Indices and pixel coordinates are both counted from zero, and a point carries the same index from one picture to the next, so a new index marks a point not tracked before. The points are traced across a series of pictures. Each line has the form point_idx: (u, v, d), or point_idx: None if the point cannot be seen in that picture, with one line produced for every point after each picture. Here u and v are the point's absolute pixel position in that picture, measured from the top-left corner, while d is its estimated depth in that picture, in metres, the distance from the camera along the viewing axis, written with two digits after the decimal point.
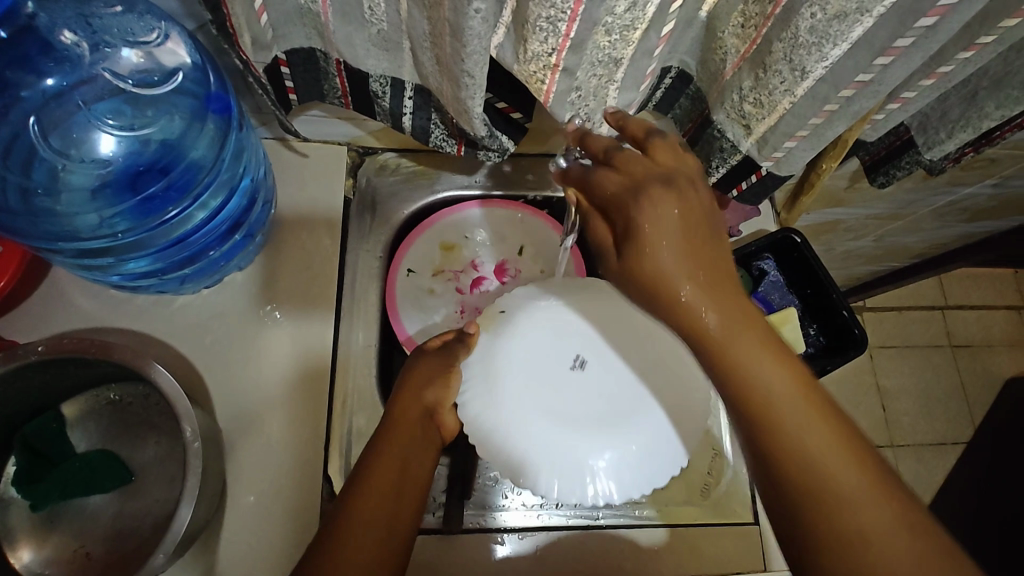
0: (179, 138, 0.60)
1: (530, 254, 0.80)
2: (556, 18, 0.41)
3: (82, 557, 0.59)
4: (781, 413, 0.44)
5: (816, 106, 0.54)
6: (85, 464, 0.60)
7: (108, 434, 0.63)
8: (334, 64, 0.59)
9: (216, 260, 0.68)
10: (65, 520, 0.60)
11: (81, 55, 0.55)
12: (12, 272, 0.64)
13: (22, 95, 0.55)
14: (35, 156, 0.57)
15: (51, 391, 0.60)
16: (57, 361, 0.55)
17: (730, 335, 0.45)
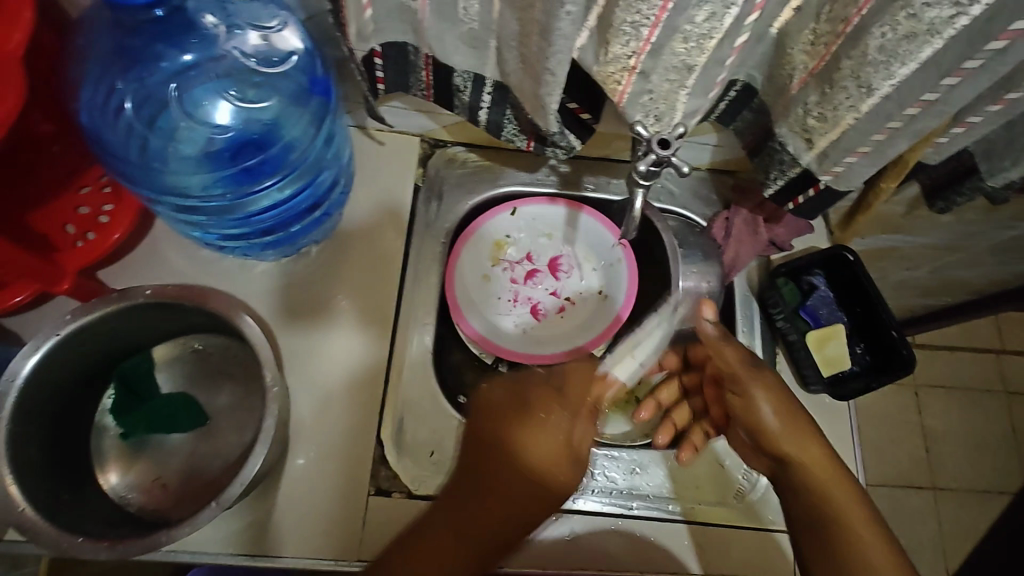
0: (281, 118, 0.66)
1: (583, 251, 0.85)
2: (640, 23, 0.46)
3: (159, 486, 0.65)
4: (855, 543, 0.56)
5: (879, 123, 0.56)
6: (166, 404, 0.67)
7: (190, 379, 0.69)
8: (423, 58, 0.64)
9: (296, 233, 0.75)
10: (149, 451, 0.66)
11: (215, 37, 0.62)
12: (125, 226, 0.72)
13: (162, 64, 0.62)
14: (160, 118, 0.64)
15: (148, 333, 0.67)
16: (161, 304, 0.62)
17: (835, 481, 0.60)
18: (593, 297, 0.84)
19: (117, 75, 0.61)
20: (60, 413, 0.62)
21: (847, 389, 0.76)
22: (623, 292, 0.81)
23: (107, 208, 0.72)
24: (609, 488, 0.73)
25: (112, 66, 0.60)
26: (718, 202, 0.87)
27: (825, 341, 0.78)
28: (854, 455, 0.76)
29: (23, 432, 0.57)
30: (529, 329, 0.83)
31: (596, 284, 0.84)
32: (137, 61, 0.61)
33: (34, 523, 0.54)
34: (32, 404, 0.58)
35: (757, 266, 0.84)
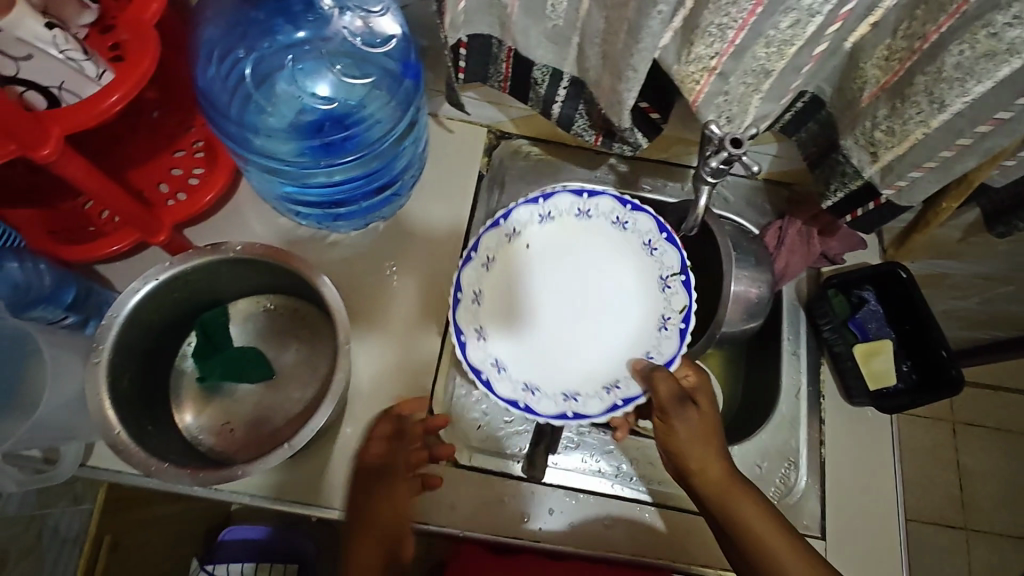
0: (367, 98, 0.71)
1: None
2: (727, 25, 0.49)
3: (227, 430, 0.70)
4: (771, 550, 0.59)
5: (948, 139, 0.57)
6: (237, 354, 0.71)
7: (258, 335, 0.74)
8: (505, 51, 0.68)
9: (365, 209, 0.80)
10: (221, 397, 0.72)
11: (329, 17, 0.69)
12: (217, 189, 0.77)
13: (277, 37, 0.69)
14: (265, 83, 0.70)
15: (226, 288, 0.71)
16: (246, 259, 0.66)
17: (739, 495, 0.62)
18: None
19: (240, 44, 0.68)
20: (147, 353, 0.67)
21: (892, 404, 0.76)
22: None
23: (197, 172, 0.78)
24: (632, 474, 0.76)
25: (234, 33, 0.67)
26: (771, 212, 0.89)
27: (872, 354, 0.79)
28: (893, 471, 0.77)
29: (120, 364, 0.62)
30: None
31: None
32: (260, 35, 0.69)
33: (126, 446, 0.58)
34: (125, 340, 0.62)
35: (807, 277, 0.86)
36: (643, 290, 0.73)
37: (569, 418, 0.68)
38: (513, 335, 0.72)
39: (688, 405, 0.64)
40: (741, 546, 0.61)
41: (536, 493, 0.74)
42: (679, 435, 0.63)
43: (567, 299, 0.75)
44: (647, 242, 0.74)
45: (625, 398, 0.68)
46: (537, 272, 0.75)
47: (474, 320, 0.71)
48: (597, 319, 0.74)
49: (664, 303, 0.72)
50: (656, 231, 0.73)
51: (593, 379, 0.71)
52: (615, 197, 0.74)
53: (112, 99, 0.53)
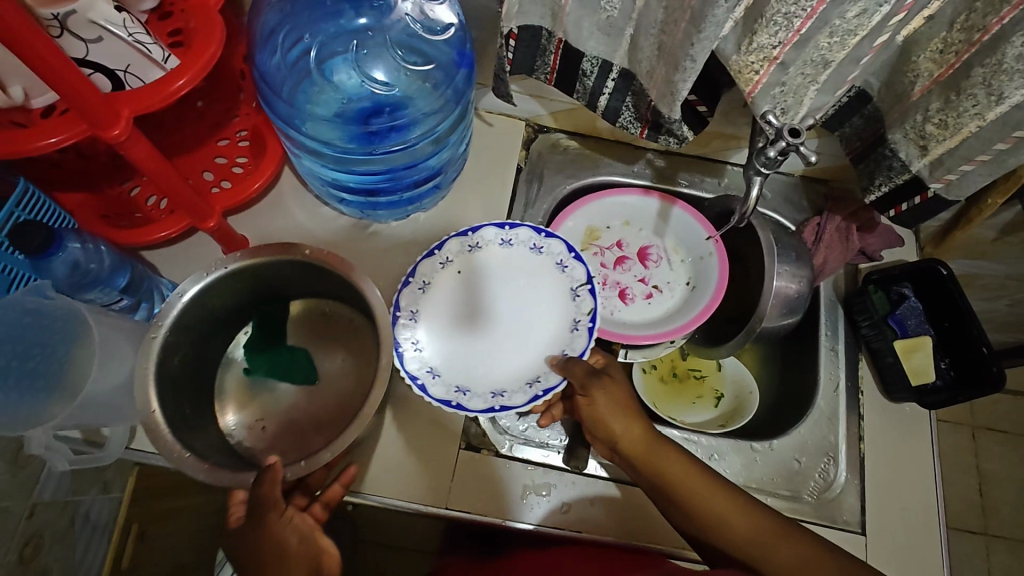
0: (417, 92, 0.72)
1: (673, 243, 0.88)
2: (794, 14, 0.49)
3: (258, 428, 0.70)
4: (702, 502, 0.58)
5: (1004, 131, 0.57)
6: (289, 354, 0.73)
7: (308, 337, 0.74)
8: (555, 43, 0.69)
9: (401, 201, 0.80)
10: (261, 394, 0.71)
11: (393, 5, 0.70)
12: (266, 176, 0.77)
13: (341, 22, 0.71)
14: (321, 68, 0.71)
15: (287, 288, 0.71)
16: (311, 265, 0.66)
17: (663, 454, 0.61)
18: (681, 289, 0.86)
19: (304, 26, 0.70)
20: (202, 339, 0.66)
21: (933, 399, 0.76)
22: (711, 283, 0.83)
23: (240, 160, 0.79)
24: None
25: (296, 17, 0.69)
26: (807, 208, 0.89)
27: (912, 351, 0.77)
28: (932, 469, 0.76)
29: (173, 343, 0.61)
30: (612, 311, 0.85)
31: (683, 276, 0.86)
32: (325, 19, 0.70)
33: (158, 428, 0.57)
34: (184, 324, 0.62)
35: (845, 273, 0.86)
36: (555, 305, 0.73)
37: (498, 409, 0.66)
38: (443, 348, 0.71)
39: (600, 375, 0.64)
40: (672, 501, 0.60)
41: (579, 485, 0.73)
42: (595, 404, 0.63)
43: (491, 314, 0.74)
44: (561, 258, 0.74)
45: (545, 387, 0.67)
46: (460, 283, 0.74)
47: (410, 332, 0.71)
48: (517, 327, 0.73)
49: (574, 309, 0.73)
50: (566, 252, 0.74)
51: (516, 377, 0.70)
52: (531, 226, 0.75)
53: (178, 83, 0.54)
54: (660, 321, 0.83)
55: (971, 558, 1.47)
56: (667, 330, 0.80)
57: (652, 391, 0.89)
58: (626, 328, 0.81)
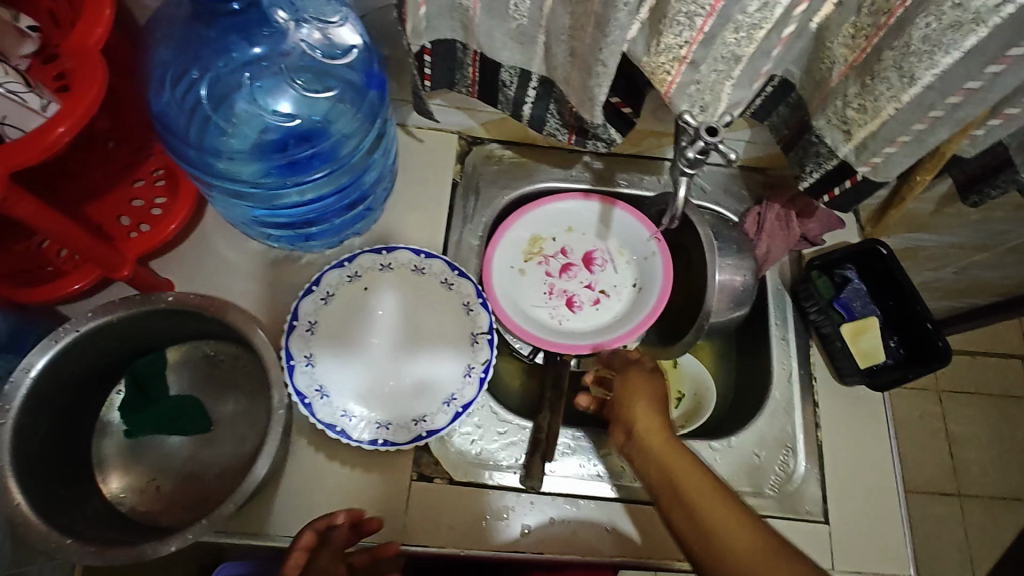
0: (334, 117, 0.68)
1: (615, 246, 0.87)
2: (695, 13, 0.47)
3: (152, 488, 0.65)
4: (694, 497, 0.56)
5: (920, 112, 0.57)
6: (174, 406, 0.68)
7: (196, 383, 0.71)
8: (471, 55, 0.67)
9: (337, 225, 0.78)
10: (149, 452, 0.67)
11: (287, 30, 0.64)
12: (182, 218, 0.74)
13: (233, 54, 0.65)
14: (225, 105, 0.66)
15: (162, 336, 0.68)
16: (181, 311, 0.63)
17: (673, 447, 0.61)
18: (627, 291, 0.86)
19: (192, 62, 0.64)
20: (66, 408, 0.63)
21: (885, 380, 0.76)
22: (656, 284, 0.83)
23: (159, 201, 0.75)
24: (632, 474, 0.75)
25: (185, 53, 0.63)
26: (748, 198, 0.89)
27: (860, 333, 0.78)
28: (890, 449, 0.76)
29: (31, 421, 0.58)
30: (563, 320, 0.84)
31: (628, 278, 0.86)
32: (212, 52, 0.64)
33: (27, 519, 0.54)
34: (40, 398, 0.58)
35: (789, 261, 0.86)
36: (454, 342, 0.76)
37: (379, 444, 0.69)
38: (336, 359, 0.73)
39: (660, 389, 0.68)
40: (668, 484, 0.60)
41: (538, 504, 0.71)
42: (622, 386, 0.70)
43: (395, 334, 0.76)
44: (468, 300, 0.77)
45: (430, 428, 0.71)
46: (365, 308, 0.76)
47: (306, 342, 0.73)
48: (413, 359, 0.75)
49: (470, 354, 0.75)
50: (475, 296, 0.77)
51: (404, 412, 0.72)
52: (446, 261, 0.78)
53: (58, 131, 0.50)
54: (610, 325, 0.82)
55: (946, 520, 1.49)
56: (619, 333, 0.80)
57: None
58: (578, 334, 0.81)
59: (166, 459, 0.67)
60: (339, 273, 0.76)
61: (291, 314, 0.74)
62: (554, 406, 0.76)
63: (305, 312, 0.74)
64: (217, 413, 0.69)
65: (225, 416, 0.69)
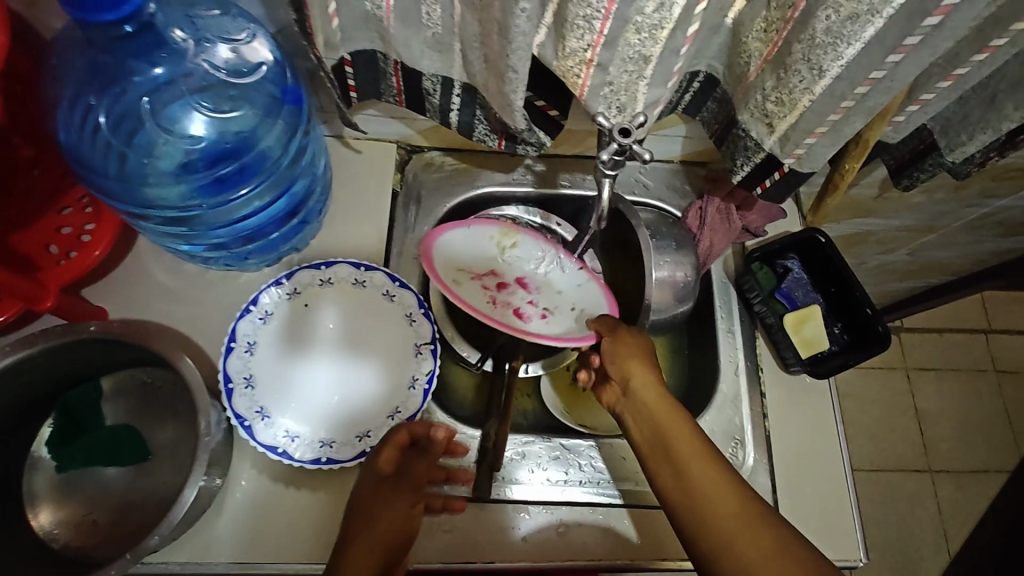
0: (255, 130, 0.67)
1: (561, 277, 0.81)
2: (591, 16, 0.47)
3: (88, 522, 0.64)
4: (689, 463, 0.62)
5: (833, 103, 0.57)
6: (110, 436, 0.67)
7: (133, 412, 0.69)
8: (392, 65, 0.66)
9: (274, 241, 0.76)
10: (83, 485, 0.65)
11: (187, 49, 0.63)
12: (105, 245, 0.72)
13: (136, 78, 0.63)
14: (137, 134, 0.65)
15: (90, 366, 0.66)
16: (104, 341, 0.62)
17: (670, 419, 0.66)
18: (567, 314, 0.79)
19: (92, 91, 0.62)
20: None
21: (825, 368, 0.77)
22: (599, 309, 0.78)
23: (88, 228, 0.72)
24: (583, 477, 0.75)
25: (89, 83, 0.61)
26: (691, 193, 0.89)
27: (802, 322, 0.79)
28: (837, 435, 0.77)
29: None
30: (511, 322, 0.76)
31: (566, 301, 0.79)
32: (112, 80, 0.62)
33: None
34: None
35: (733, 253, 0.86)
36: (396, 354, 0.75)
37: (323, 462, 0.68)
38: (275, 380, 0.72)
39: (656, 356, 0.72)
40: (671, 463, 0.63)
41: (486, 514, 0.71)
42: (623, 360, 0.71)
43: (336, 351, 0.75)
44: (411, 312, 0.76)
45: (373, 444, 0.70)
46: (306, 327, 0.75)
47: (245, 362, 0.71)
48: (357, 376, 0.74)
49: (415, 367, 0.74)
50: (416, 306, 0.76)
51: (347, 429, 0.71)
52: (386, 272, 0.77)
53: None
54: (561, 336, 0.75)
55: (919, 497, 1.51)
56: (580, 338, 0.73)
57: (563, 397, 0.86)
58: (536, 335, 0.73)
59: (103, 491, 0.66)
60: (276, 293, 0.75)
61: (229, 335, 0.71)
62: (501, 416, 0.75)
63: (242, 332, 0.72)
64: (156, 441, 0.68)
65: (163, 443, 0.68)
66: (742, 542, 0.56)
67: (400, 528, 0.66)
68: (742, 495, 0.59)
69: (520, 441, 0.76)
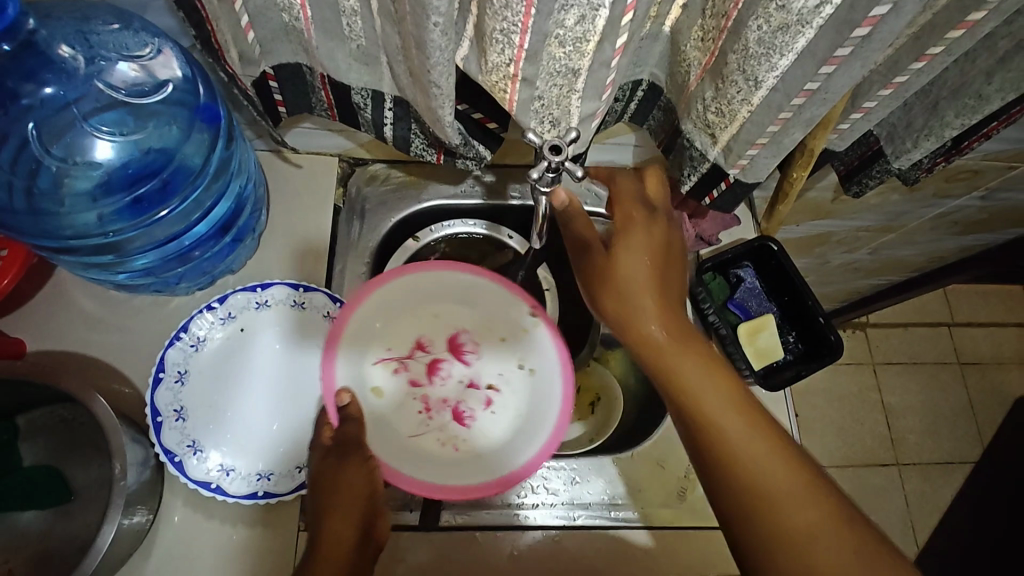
0: (173, 145, 0.62)
1: (519, 357, 0.72)
2: (509, 30, 0.45)
3: (5, 571, 0.61)
4: (713, 413, 0.54)
5: (772, 114, 0.55)
6: (24, 479, 0.63)
7: (54, 450, 0.65)
8: (319, 78, 0.62)
9: (204, 263, 0.71)
10: (1, 531, 0.62)
11: (78, 66, 0.58)
12: (16, 271, 0.65)
13: (24, 102, 0.58)
14: (39, 166, 0.60)
15: (1, 404, 0.63)
16: (9, 381, 0.59)
17: (677, 356, 0.56)
18: (519, 375, 0.71)
19: None
20: None
21: (779, 380, 0.76)
22: (550, 366, 0.70)
23: (1, 253, 0.66)
24: (554, 500, 0.73)
25: None
26: None
27: (757, 332, 0.77)
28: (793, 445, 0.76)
29: None
30: (421, 444, 0.68)
31: (514, 358, 0.72)
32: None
33: None
34: None
35: (687, 262, 0.83)
36: None
37: (259, 496, 0.65)
38: (208, 411, 0.68)
39: (669, 270, 0.60)
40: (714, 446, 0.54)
41: (433, 541, 0.69)
42: (624, 248, 0.60)
43: (274, 377, 0.71)
44: None
45: None
46: (241, 355, 0.71)
47: (174, 395, 0.67)
48: (298, 403, 0.71)
49: None
50: None
51: (286, 459, 0.68)
52: (326, 293, 0.73)
53: None
54: (473, 467, 0.67)
55: (888, 491, 1.52)
56: (490, 480, 0.65)
57: None
58: (438, 476, 0.65)
59: (22, 536, 0.62)
60: (208, 319, 0.71)
61: (155, 368, 0.67)
62: None
63: (170, 362, 0.68)
64: (78, 481, 0.64)
65: (87, 483, 0.64)
66: (794, 519, 0.50)
67: (367, 492, 0.62)
68: (775, 439, 0.54)
69: None
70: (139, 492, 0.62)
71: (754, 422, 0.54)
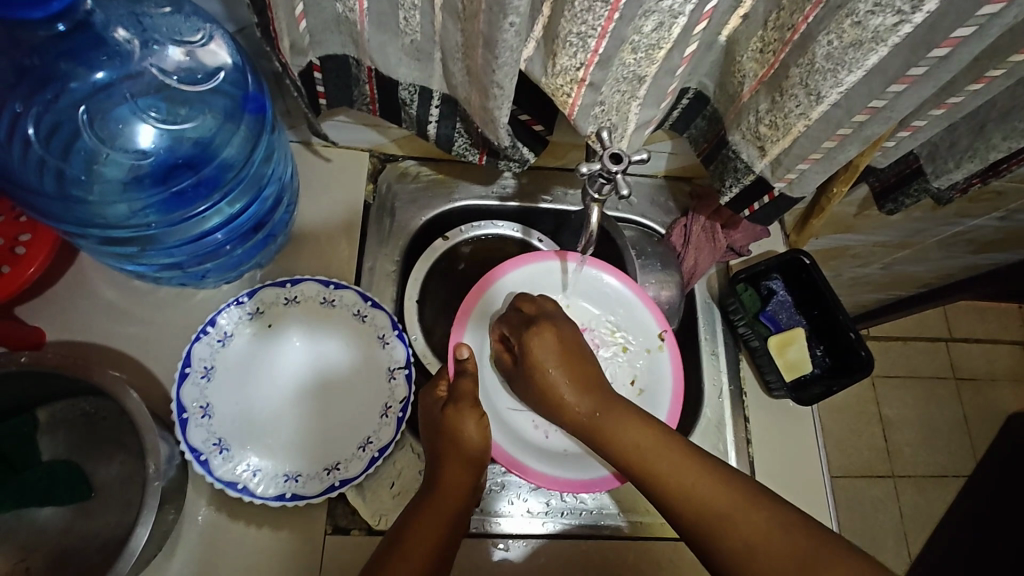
0: (214, 135, 0.60)
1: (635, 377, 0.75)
2: (586, 34, 0.44)
3: (21, 570, 0.59)
4: (651, 463, 0.56)
5: (829, 130, 0.55)
6: (44, 475, 0.59)
7: (74, 445, 0.63)
8: (365, 72, 0.60)
9: (236, 257, 0.69)
10: (18, 527, 0.60)
11: (133, 51, 0.56)
12: (42, 259, 0.63)
13: (70, 85, 0.56)
14: (75, 144, 0.57)
15: (24, 394, 0.60)
16: (37, 372, 0.57)
17: (607, 424, 0.60)
18: (627, 392, 0.74)
19: (19, 96, 0.54)
20: None
21: (808, 395, 0.76)
22: (661, 397, 0.73)
23: (24, 238, 0.64)
24: (580, 509, 0.72)
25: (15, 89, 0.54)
26: (675, 209, 0.86)
27: (786, 345, 0.77)
28: (819, 461, 0.76)
29: None
30: (516, 418, 0.72)
31: (630, 373, 0.75)
32: (40, 86, 0.55)
33: None
34: None
35: (716, 271, 0.84)
36: (368, 380, 0.70)
37: (286, 499, 0.63)
38: (235, 408, 0.66)
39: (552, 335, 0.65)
40: (659, 490, 0.55)
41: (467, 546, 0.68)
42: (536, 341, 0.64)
43: (300, 377, 0.70)
44: (383, 332, 0.71)
45: (343, 478, 0.65)
46: (269, 351, 0.70)
47: (201, 391, 0.65)
48: (325, 407, 0.69)
49: (387, 393, 0.69)
50: (390, 327, 0.71)
51: (312, 461, 0.66)
52: (358, 290, 0.71)
53: None
54: (554, 458, 0.70)
55: (884, 502, 1.53)
56: (559, 475, 0.68)
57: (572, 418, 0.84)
58: (519, 448, 0.70)
59: (42, 533, 0.60)
60: (236, 313, 0.69)
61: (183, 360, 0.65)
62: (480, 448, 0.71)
63: (196, 356, 0.66)
64: (99, 478, 0.62)
65: (109, 479, 0.62)
66: (746, 534, 0.50)
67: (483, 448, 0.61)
68: (710, 469, 0.54)
69: (500, 471, 0.72)
70: (167, 491, 0.60)
71: (678, 452, 0.56)
